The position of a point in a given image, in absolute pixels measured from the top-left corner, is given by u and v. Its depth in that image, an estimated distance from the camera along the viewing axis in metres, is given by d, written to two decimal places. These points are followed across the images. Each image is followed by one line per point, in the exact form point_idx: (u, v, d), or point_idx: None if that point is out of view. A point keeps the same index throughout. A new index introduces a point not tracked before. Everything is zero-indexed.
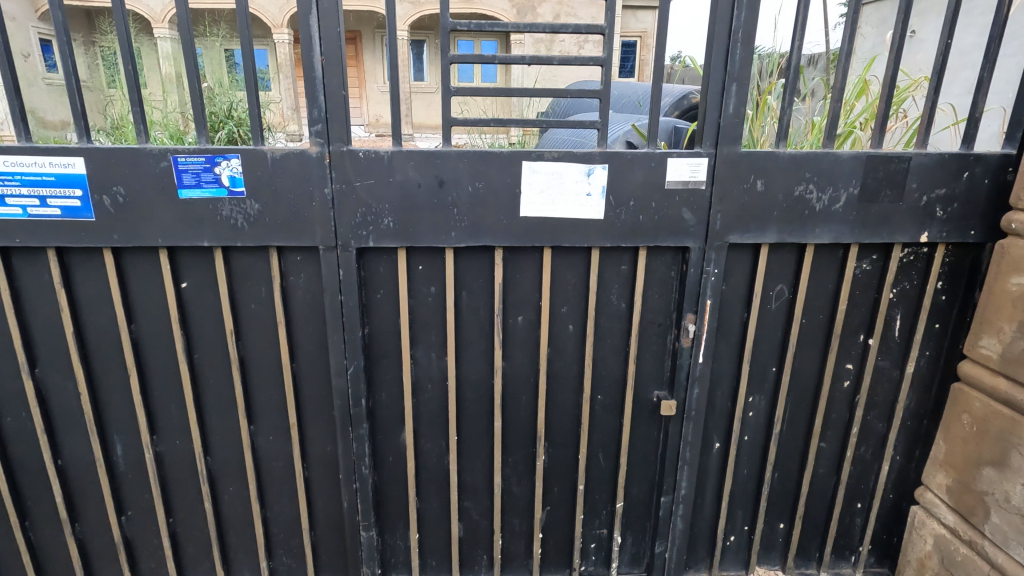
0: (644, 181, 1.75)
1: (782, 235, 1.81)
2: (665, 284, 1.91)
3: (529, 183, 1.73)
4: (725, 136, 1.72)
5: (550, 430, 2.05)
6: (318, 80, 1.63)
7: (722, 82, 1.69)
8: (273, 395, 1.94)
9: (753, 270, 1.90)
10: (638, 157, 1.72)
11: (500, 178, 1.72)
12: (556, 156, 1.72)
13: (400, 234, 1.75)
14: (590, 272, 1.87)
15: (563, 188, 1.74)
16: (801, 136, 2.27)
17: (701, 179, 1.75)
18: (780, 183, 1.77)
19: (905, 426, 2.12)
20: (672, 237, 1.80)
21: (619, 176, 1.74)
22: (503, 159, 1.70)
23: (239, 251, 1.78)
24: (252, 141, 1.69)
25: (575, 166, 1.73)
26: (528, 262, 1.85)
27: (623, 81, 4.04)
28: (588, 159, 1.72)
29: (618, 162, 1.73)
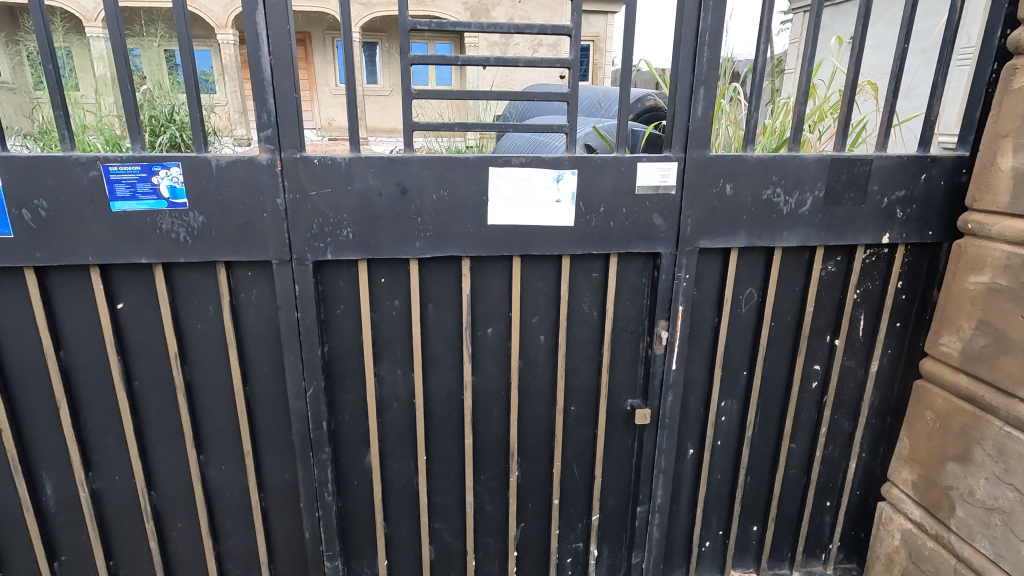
0: (614, 185, 1.70)
1: (751, 239, 1.80)
2: (637, 291, 1.87)
3: (495, 190, 1.66)
4: (693, 140, 1.70)
5: (523, 444, 1.98)
6: (266, 82, 1.51)
7: (690, 85, 1.66)
8: (224, 421, 1.79)
9: (723, 275, 1.88)
10: (607, 162, 1.67)
11: (467, 184, 1.64)
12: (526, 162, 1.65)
13: (361, 246, 1.65)
14: (561, 281, 1.81)
15: (531, 194, 1.68)
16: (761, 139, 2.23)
17: (670, 184, 1.72)
18: (748, 187, 1.76)
19: (870, 424, 2.15)
20: (643, 243, 1.76)
21: (590, 182, 1.69)
22: (469, 165, 1.63)
23: (183, 267, 1.63)
24: (194, 148, 1.56)
25: (543, 173, 1.66)
26: (497, 272, 1.78)
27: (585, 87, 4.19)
28: (557, 165, 1.66)
29: (588, 167, 1.67)
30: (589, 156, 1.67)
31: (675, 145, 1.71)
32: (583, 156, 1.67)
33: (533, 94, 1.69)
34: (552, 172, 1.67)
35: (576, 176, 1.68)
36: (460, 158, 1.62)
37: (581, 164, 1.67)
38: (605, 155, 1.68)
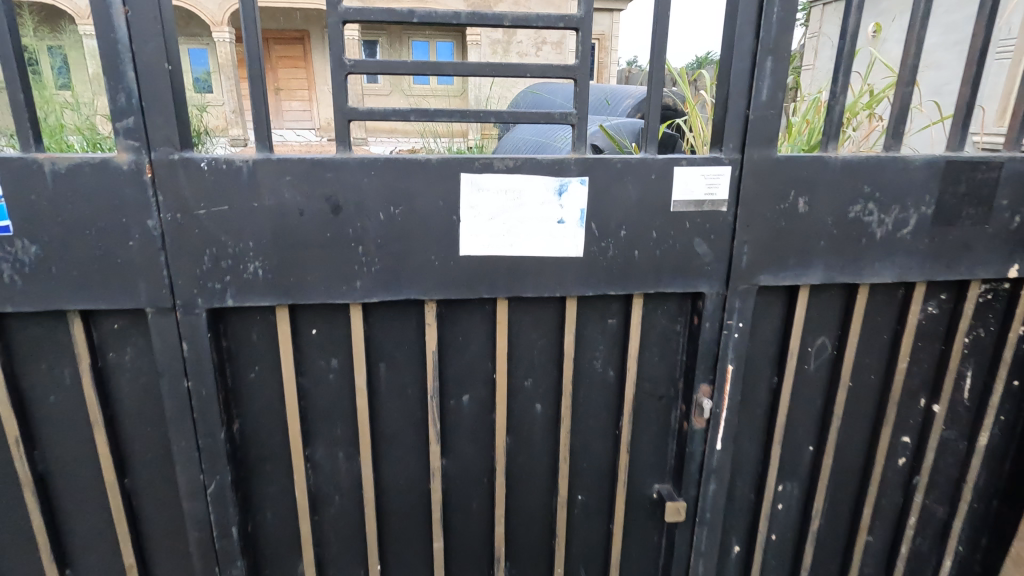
0: (640, 198, 1.19)
1: (830, 273, 1.29)
2: (668, 342, 1.36)
3: (471, 206, 1.15)
4: (755, 135, 1.18)
5: (513, 545, 1.47)
6: (122, 47, 1.01)
7: (752, 54, 1.14)
8: (97, 525, 1.29)
9: (788, 321, 1.37)
10: (631, 166, 1.17)
11: (428, 198, 1.13)
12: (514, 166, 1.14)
13: (276, 287, 1.14)
14: (564, 331, 1.30)
15: (523, 212, 1.17)
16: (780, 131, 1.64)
17: (719, 198, 1.21)
18: (828, 201, 1.24)
19: (971, 511, 1.62)
20: (680, 280, 1.26)
21: (607, 194, 1.18)
22: (432, 171, 1.12)
23: (19, 317, 1.14)
24: (23, 146, 1.05)
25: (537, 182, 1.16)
26: (475, 319, 1.27)
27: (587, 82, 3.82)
28: (559, 170, 1.16)
29: (605, 173, 1.17)
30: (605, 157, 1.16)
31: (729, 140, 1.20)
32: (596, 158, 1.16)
33: (524, 69, 1.18)
34: (551, 182, 1.16)
35: (587, 187, 1.17)
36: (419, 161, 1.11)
37: (593, 170, 1.16)
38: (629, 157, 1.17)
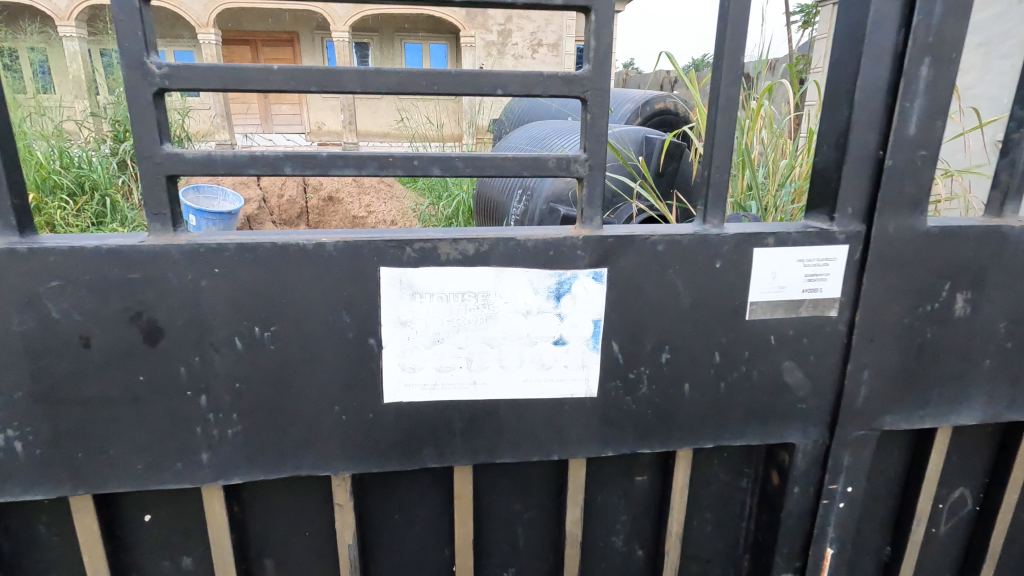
0: (695, 302, 0.70)
1: (993, 408, 0.80)
2: (729, 506, 0.87)
3: (401, 321, 0.65)
4: (893, 194, 0.69)
5: None
6: None
7: (899, 55, 0.65)
8: None
9: (915, 472, 0.88)
10: (680, 250, 0.67)
11: (325, 313, 0.63)
12: (478, 255, 0.65)
13: (55, 468, 0.64)
14: (565, 503, 0.80)
15: (494, 328, 0.67)
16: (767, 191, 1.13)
17: (825, 299, 0.72)
18: (1001, 298, 0.75)
19: None
20: (757, 425, 0.76)
21: (639, 297, 0.68)
22: (330, 266, 0.62)
23: None
24: None
25: (519, 281, 0.66)
26: (419, 490, 0.77)
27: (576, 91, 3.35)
28: (556, 259, 0.66)
29: (637, 262, 0.67)
30: (638, 236, 0.67)
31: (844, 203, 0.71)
32: (623, 238, 0.66)
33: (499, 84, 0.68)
34: (544, 279, 0.66)
35: (605, 287, 0.68)
36: (306, 248, 0.62)
37: (618, 258, 0.67)
38: (678, 234, 0.67)
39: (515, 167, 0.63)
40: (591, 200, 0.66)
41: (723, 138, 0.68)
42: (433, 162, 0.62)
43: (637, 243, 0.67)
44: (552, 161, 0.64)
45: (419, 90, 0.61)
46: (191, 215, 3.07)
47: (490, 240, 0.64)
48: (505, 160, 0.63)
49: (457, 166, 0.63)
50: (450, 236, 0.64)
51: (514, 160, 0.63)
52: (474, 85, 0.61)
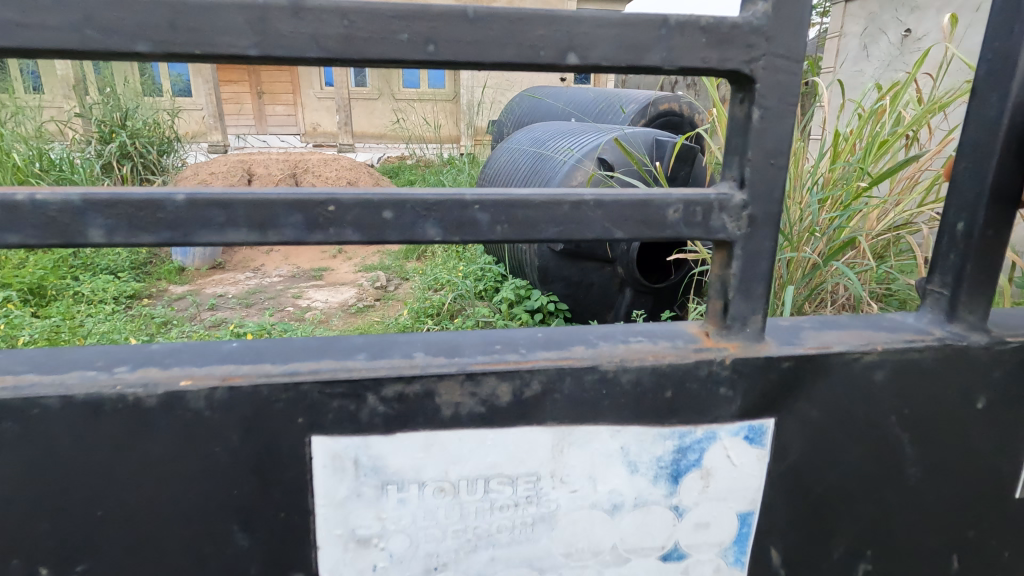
0: (931, 473, 0.36)
1: None
2: None
3: (355, 537, 0.31)
4: None
5: None
6: None
7: None
8: None
9: None
10: (913, 379, 0.34)
11: (193, 533, 0.30)
12: (519, 403, 0.31)
13: None
14: None
15: (547, 541, 0.32)
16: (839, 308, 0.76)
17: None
18: None
19: None
20: None
21: (830, 469, 0.35)
22: (199, 439, 0.28)
23: None
24: None
25: (602, 450, 0.32)
26: None
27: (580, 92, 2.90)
28: (677, 405, 0.32)
29: (831, 404, 0.34)
30: (837, 356, 0.33)
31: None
32: (810, 361, 0.33)
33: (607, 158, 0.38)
34: (651, 445, 0.32)
35: (769, 453, 0.34)
36: (144, 405, 0.28)
37: (797, 399, 0.33)
38: (913, 349, 0.34)
39: (599, 222, 0.30)
40: (744, 285, 0.32)
41: (998, 160, 0.34)
42: (427, 214, 0.29)
43: (835, 369, 0.33)
44: (675, 208, 0.30)
45: (395, 54, 0.27)
46: None
47: (545, 373, 0.31)
48: (581, 207, 0.29)
49: (478, 222, 0.29)
50: (461, 365, 0.30)
51: (598, 208, 0.30)
52: (516, 44, 0.28)
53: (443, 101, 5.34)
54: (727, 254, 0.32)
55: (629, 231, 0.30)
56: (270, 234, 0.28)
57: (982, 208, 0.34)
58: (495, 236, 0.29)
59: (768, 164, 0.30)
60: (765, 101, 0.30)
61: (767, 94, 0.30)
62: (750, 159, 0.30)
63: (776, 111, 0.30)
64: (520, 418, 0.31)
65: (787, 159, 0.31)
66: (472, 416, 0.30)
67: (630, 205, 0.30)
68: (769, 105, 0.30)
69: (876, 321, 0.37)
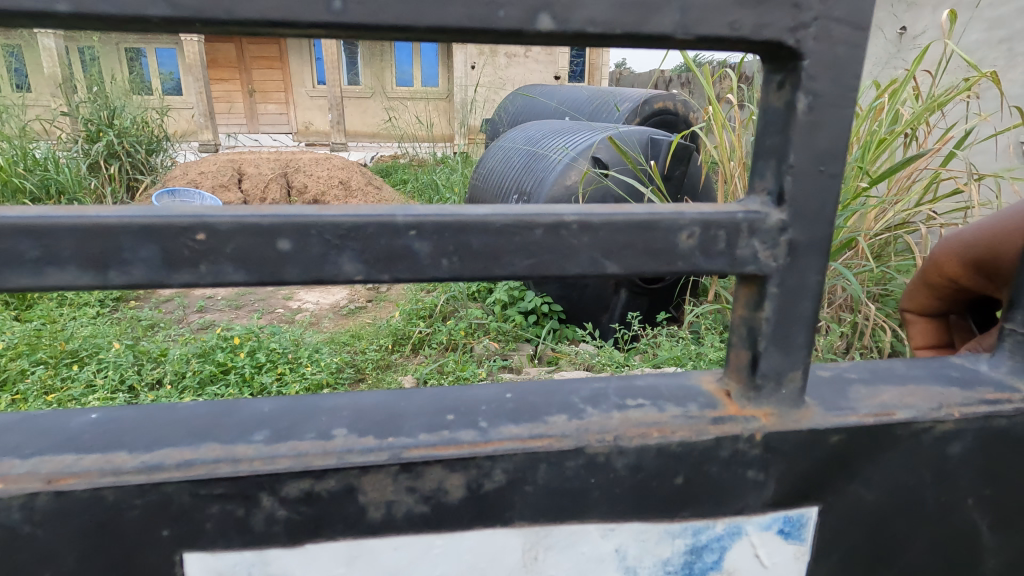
0: (1009, 568, 0.27)
1: None
2: None
3: None
4: None
5: None
6: None
7: None
8: None
9: None
10: (1003, 453, 0.25)
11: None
12: (476, 499, 0.22)
13: None
14: None
15: None
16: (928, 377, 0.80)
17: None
18: None
19: None
20: None
21: (884, 568, 0.26)
22: (24, 563, 0.20)
23: None
24: None
25: (589, 554, 0.23)
26: None
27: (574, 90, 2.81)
28: (691, 494, 0.24)
29: (895, 486, 0.25)
30: (905, 427, 0.24)
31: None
32: (866, 434, 0.24)
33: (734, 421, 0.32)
34: (656, 544, 0.24)
35: (809, 551, 0.25)
36: None
37: (850, 481, 0.24)
38: (1000, 414, 0.25)
39: (586, 252, 0.22)
40: (781, 332, 0.24)
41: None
42: (343, 244, 0.20)
43: (900, 444, 0.24)
44: (689, 232, 0.22)
45: (287, 11, 0.19)
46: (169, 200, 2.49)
47: (511, 460, 0.22)
48: (560, 231, 0.21)
49: (415, 253, 0.21)
50: (393, 452, 0.21)
51: (584, 233, 0.21)
52: (466, 0, 0.19)
53: (437, 99, 5.22)
54: (758, 290, 0.23)
55: (626, 262, 0.22)
56: (114, 274, 0.19)
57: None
58: (441, 272, 0.21)
59: (815, 170, 0.22)
60: (816, 83, 0.21)
61: (818, 73, 0.21)
62: (791, 164, 0.22)
63: (830, 96, 0.22)
64: (477, 518, 0.22)
65: (841, 165, 0.22)
66: (410, 517, 0.22)
67: (627, 230, 0.22)
68: (820, 89, 0.21)
69: (940, 368, 0.29)
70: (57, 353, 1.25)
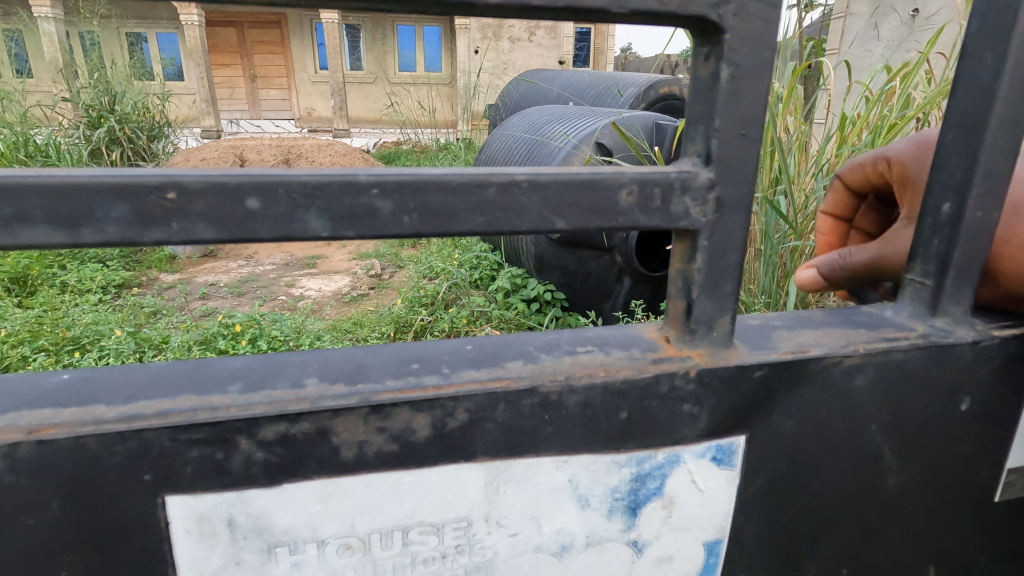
0: (910, 484, 0.28)
1: None
2: None
3: None
4: None
5: None
6: None
7: None
8: None
9: None
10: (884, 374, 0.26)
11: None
12: (442, 438, 0.22)
13: None
14: None
15: None
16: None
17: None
18: None
19: None
20: None
21: (799, 491, 0.27)
22: (3, 512, 0.20)
23: None
24: None
25: (546, 487, 0.24)
26: None
27: (581, 75, 2.79)
28: (632, 431, 0.24)
29: (809, 415, 0.26)
30: (822, 375, 0.25)
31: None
32: (786, 383, 0.25)
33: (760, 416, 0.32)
34: (606, 474, 0.24)
35: (738, 476, 0.26)
36: None
37: (772, 412, 0.25)
38: (897, 348, 0.26)
39: (535, 211, 0.22)
40: (711, 281, 0.25)
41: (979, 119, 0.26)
42: (310, 203, 0.21)
43: (812, 379, 0.25)
44: (628, 189, 0.23)
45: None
46: None
47: (474, 399, 0.22)
48: (511, 189, 0.22)
49: (378, 211, 0.21)
50: (364, 395, 0.22)
51: (534, 191, 0.22)
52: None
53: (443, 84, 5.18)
54: (690, 244, 0.24)
55: (573, 220, 0.23)
56: (86, 232, 0.20)
57: (975, 189, 0.26)
58: (403, 229, 0.22)
59: (737, 134, 0.23)
60: (736, 56, 0.22)
61: (738, 46, 0.22)
62: (717, 128, 0.23)
63: (751, 68, 0.22)
64: (443, 456, 0.22)
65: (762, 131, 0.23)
66: (383, 457, 0.22)
67: (573, 188, 0.22)
68: (741, 60, 0.22)
69: (849, 315, 0.30)
70: (58, 340, 1.26)
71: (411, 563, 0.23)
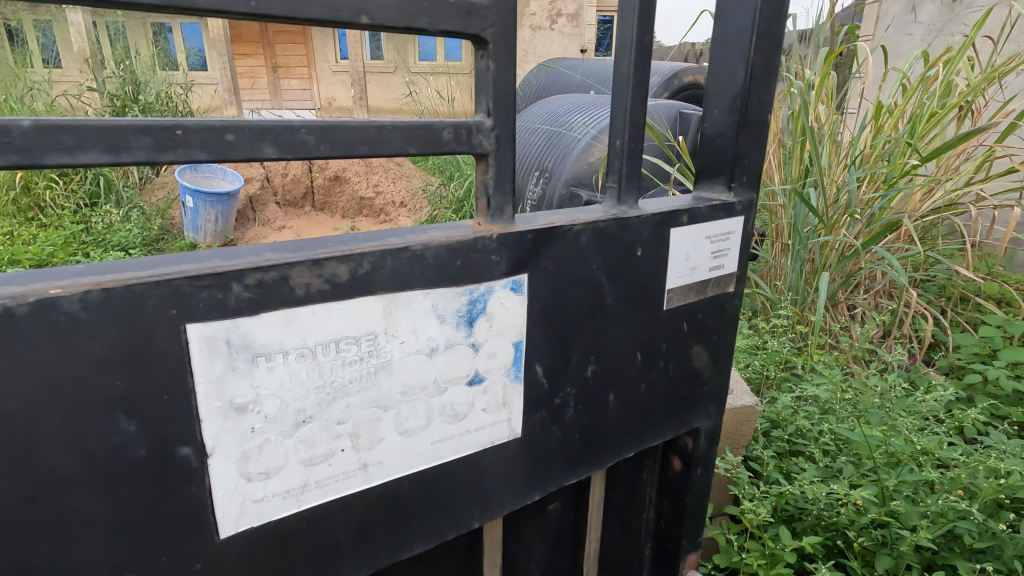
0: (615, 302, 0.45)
1: None
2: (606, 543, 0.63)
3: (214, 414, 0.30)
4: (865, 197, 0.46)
5: None
6: None
7: None
8: None
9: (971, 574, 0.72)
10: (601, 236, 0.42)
11: (72, 437, 0.27)
12: (355, 279, 0.33)
13: None
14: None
15: (378, 394, 0.35)
16: (927, 379, 1.24)
17: (725, 276, 0.52)
18: None
19: None
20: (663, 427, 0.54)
21: (560, 308, 0.41)
22: (70, 341, 0.26)
23: None
24: None
25: (418, 309, 0.35)
26: None
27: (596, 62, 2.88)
28: (467, 274, 0.37)
29: (561, 260, 0.40)
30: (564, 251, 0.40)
31: (740, 173, 0.52)
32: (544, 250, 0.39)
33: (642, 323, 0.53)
34: (452, 299, 0.37)
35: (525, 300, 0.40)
36: (12, 315, 0.25)
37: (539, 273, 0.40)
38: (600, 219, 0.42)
39: (397, 142, 0.35)
40: (499, 183, 0.39)
41: (622, 93, 0.43)
42: (264, 137, 0.31)
43: (557, 239, 0.40)
44: (448, 131, 0.36)
45: None
46: (187, 196, 2.86)
47: (375, 252, 0.33)
48: (382, 131, 0.34)
49: (304, 142, 0.32)
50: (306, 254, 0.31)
51: (395, 132, 0.34)
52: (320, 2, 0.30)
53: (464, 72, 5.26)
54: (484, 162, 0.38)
55: (419, 148, 0.35)
56: (125, 155, 0.28)
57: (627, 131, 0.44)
58: (319, 152, 0.33)
59: (504, 100, 0.38)
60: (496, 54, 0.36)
61: (498, 48, 0.36)
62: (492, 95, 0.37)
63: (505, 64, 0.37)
64: (351, 290, 0.33)
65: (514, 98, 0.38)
66: (318, 291, 0.32)
67: (413, 130, 0.35)
68: (499, 58, 0.36)
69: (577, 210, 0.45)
70: None
71: (342, 363, 0.33)
